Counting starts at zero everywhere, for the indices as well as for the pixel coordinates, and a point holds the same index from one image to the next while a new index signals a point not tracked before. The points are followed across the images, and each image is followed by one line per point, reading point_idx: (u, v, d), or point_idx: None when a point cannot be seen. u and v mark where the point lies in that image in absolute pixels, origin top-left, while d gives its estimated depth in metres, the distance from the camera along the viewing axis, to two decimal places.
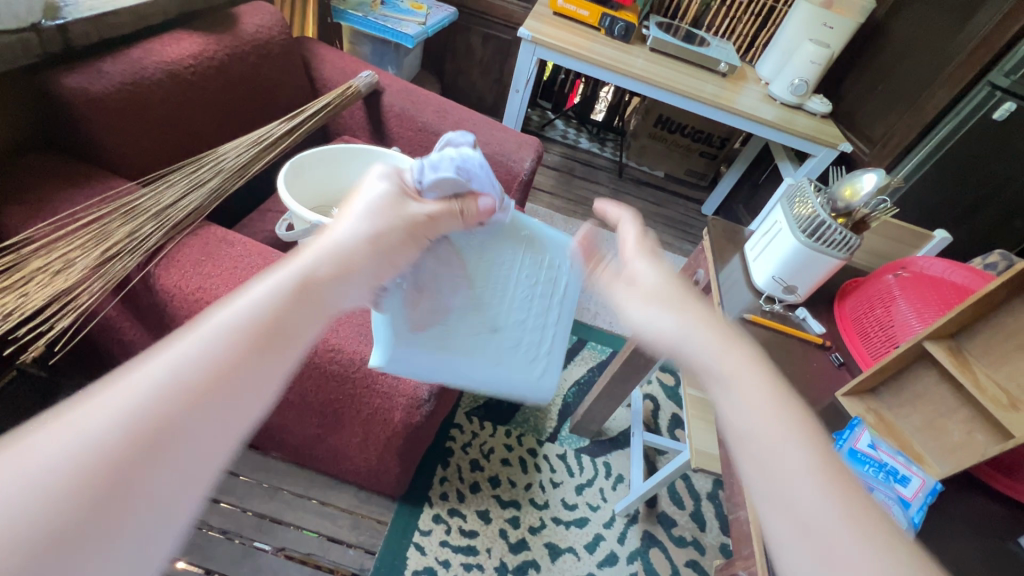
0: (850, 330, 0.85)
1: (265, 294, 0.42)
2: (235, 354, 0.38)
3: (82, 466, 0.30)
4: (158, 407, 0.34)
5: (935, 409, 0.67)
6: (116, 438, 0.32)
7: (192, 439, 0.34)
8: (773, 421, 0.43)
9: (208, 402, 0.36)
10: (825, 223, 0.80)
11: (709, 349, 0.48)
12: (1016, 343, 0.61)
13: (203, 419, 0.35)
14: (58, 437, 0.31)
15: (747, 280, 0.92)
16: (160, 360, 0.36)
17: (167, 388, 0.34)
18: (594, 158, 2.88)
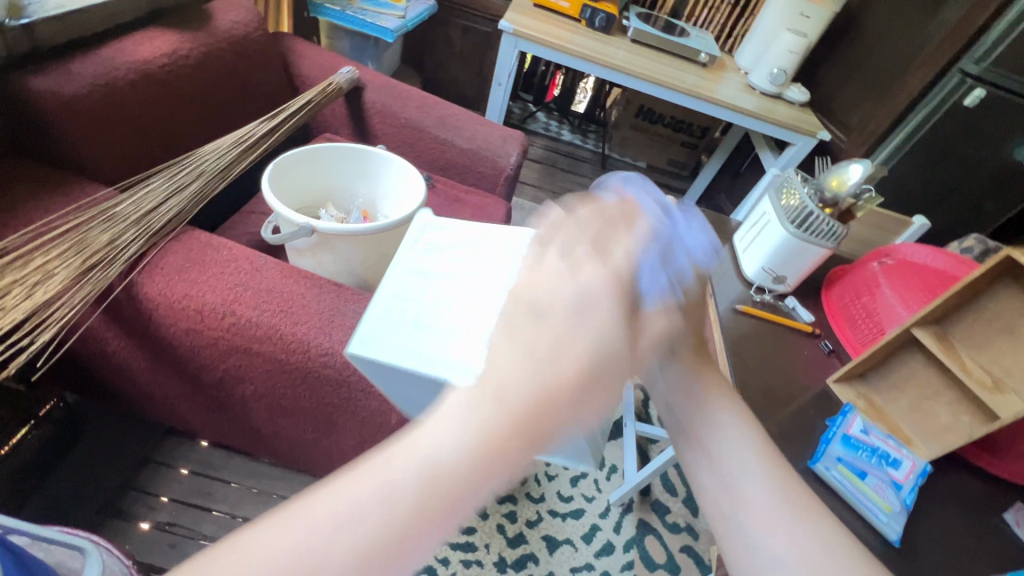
0: (838, 318, 0.86)
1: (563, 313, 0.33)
2: (509, 413, 0.29)
3: (337, 545, 0.26)
4: (418, 503, 0.27)
5: (922, 393, 0.69)
6: (363, 520, 0.27)
7: (459, 503, 0.28)
8: (762, 489, 0.38)
9: (460, 476, 0.28)
10: (812, 213, 0.81)
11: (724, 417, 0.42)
12: (1001, 329, 0.63)
13: (469, 508, 0.28)
14: (328, 510, 0.27)
15: (737, 271, 0.93)
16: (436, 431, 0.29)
17: (405, 473, 0.28)
18: (576, 151, 2.89)
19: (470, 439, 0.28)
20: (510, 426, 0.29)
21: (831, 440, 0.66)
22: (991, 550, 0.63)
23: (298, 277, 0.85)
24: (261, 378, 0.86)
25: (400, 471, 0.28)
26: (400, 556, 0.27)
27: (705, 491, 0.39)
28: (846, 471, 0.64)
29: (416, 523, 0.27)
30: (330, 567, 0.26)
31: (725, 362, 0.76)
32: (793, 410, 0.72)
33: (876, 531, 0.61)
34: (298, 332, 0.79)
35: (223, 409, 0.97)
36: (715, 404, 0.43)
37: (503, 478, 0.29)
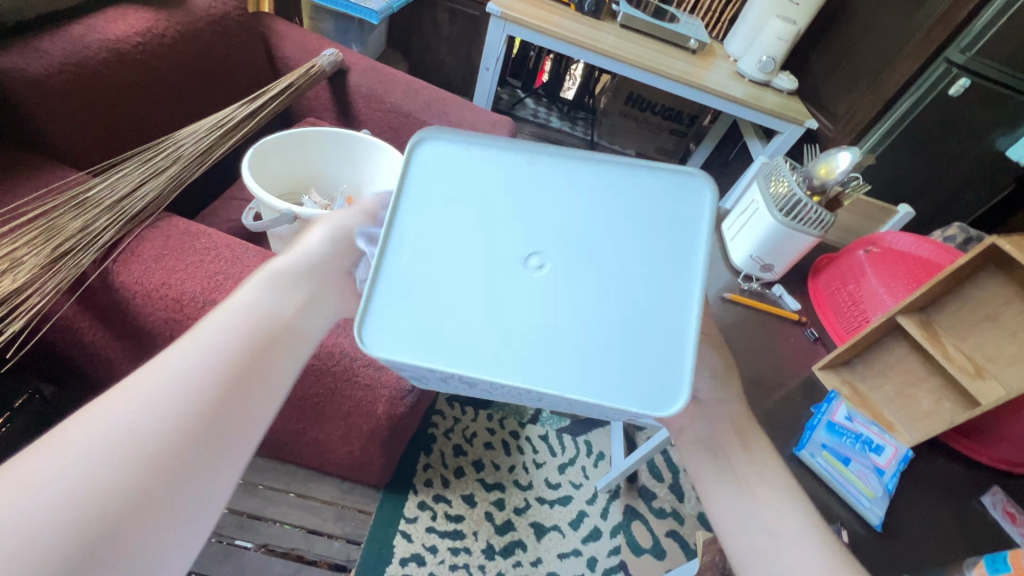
0: (824, 306, 0.87)
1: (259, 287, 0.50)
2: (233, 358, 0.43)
3: (134, 448, 0.36)
4: (191, 403, 0.40)
5: (905, 380, 0.70)
6: (157, 433, 0.37)
7: (225, 436, 0.40)
8: (747, 462, 0.54)
9: (215, 409, 0.41)
10: (801, 201, 0.80)
11: (713, 413, 0.58)
12: (984, 316, 0.63)
13: (242, 404, 0.42)
14: (109, 428, 0.36)
15: (725, 259, 0.93)
16: (152, 383, 0.40)
17: (182, 401, 0.39)
18: (565, 138, 2.87)
19: (214, 354, 0.43)
20: (234, 364, 0.43)
21: (816, 427, 0.68)
22: (968, 534, 0.64)
23: None
24: None
25: (171, 386, 0.40)
26: (204, 421, 0.40)
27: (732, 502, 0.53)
28: (830, 457, 0.66)
29: (198, 424, 0.39)
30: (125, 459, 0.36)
31: None
32: (779, 397, 0.73)
33: (860, 517, 0.62)
34: None
35: None
36: (705, 407, 0.58)
37: (253, 411, 0.43)
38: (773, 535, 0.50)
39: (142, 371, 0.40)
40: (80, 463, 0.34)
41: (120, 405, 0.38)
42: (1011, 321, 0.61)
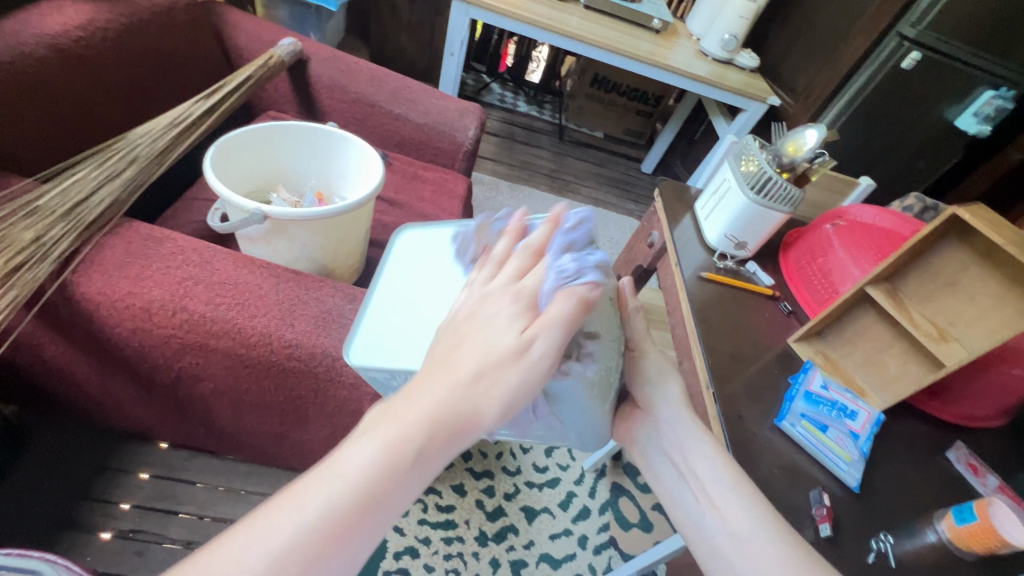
0: (796, 280, 0.90)
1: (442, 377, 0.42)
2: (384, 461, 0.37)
3: None
4: (324, 521, 0.35)
5: (875, 348, 0.73)
6: (280, 565, 0.33)
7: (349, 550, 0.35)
8: (694, 457, 0.58)
9: (342, 530, 0.35)
10: (770, 178, 0.82)
11: (671, 420, 0.61)
12: (944, 283, 0.66)
13: (365, 521, 0.36)
14: (224, 559, 0.33)
15: (700, 238, 0.94)
16: (284, 514, 0.35)
17: (306, 526, 0.34)
18: (533, 122, 2.86)
19: (367, 463, 0.37)
20: (366, 486, 0.36)
21: (795, 398, 0.69)
22: (935, 490, 0.68)
23: (253, 266, 0.81)
24: (222, 375, 0.82)
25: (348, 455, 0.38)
26: (329, 547, 0.35)
27: (682, 503, 0.57)
28: (809, 425, 0.67)
29: (371, 486, 0.37)
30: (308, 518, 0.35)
31: (694, 330, 0.78)
32: (758, 371, 0.75)
33: (837, 480, 0.65)
34: (259, 325, 0.75)
35: (181, 409, 0.92)
36: (661, 414, 0.61)
37: (383, 520, 0.37)
38: (727, 534, 0.52)
39: (316, 470, 0.37)
40: (259, 555, 0.33)
41: (287, 509, 0.35)
42: (970, 286, 0.64)
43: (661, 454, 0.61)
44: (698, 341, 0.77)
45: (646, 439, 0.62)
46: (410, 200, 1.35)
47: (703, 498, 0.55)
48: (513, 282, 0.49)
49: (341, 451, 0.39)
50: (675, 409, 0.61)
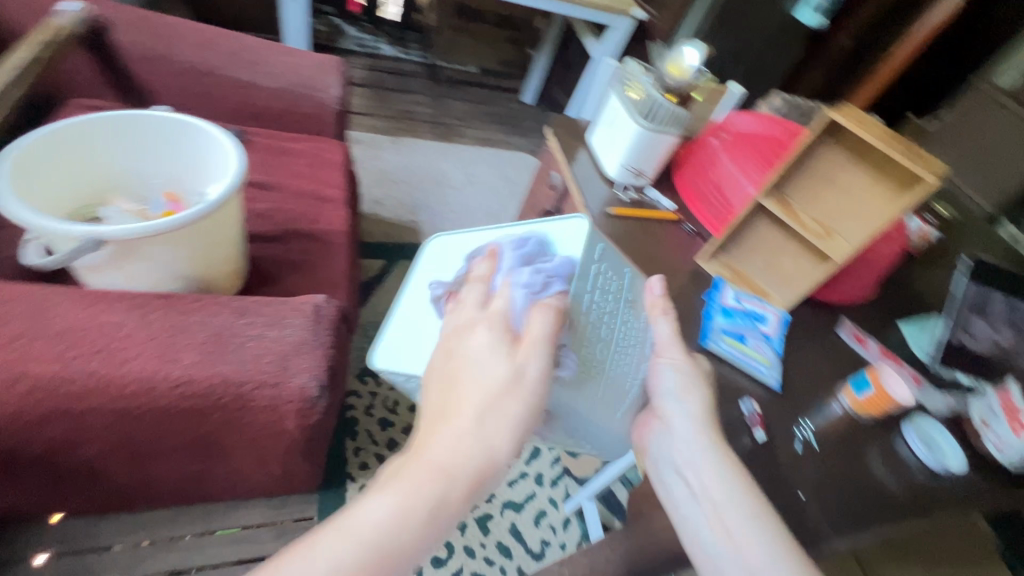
0: (695, 201, 0.92)
1: (465, 417, 0.47)
2: (407, 507, 0.44)
3: None
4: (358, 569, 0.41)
5: (773, 253, 0.78)
6: None
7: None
8: (710, 475, 0.57)
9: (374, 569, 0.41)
10: (656, 103, 0.82)
11: (683, 433, 0.60)
12: (824, 182, 0.70)
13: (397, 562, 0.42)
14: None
15: (599, 173, 0.93)
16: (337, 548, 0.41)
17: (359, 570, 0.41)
18: (401, 65, 2.65)
19: (389, 517, 0.43)
20: (410, 536, 0.43)
21: (714, 316, 0.74)
22: (834, 366, 0.77)
23: (104, 304, 0.68)
24: (105, 434, 0.71)
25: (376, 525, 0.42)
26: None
27: (688, 519, 0.57)
28: (731, 339, 0.72)
29: (383, 562, 0.42)
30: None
31: None
32: (676, 296, 0.78)
33: (761, 384, 0.70)
34: (134, 370, 0.66)
35: (63, 481, 0.78)
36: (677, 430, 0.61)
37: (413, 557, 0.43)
38: (733, 558, 0.52)
39: (347, 514, 0.43)
40: None
41: (335, 534, 0.42)
42: (846, 182, 0.69)
43: (672, 469, 0.60)
44: None
45: (657, 450, 0.62)
46: (284, 180, 1.20)
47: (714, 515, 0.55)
48: (508, 341, 0.51)
49: (365, 501, 0.44)
50: (690, 422, 0.61)
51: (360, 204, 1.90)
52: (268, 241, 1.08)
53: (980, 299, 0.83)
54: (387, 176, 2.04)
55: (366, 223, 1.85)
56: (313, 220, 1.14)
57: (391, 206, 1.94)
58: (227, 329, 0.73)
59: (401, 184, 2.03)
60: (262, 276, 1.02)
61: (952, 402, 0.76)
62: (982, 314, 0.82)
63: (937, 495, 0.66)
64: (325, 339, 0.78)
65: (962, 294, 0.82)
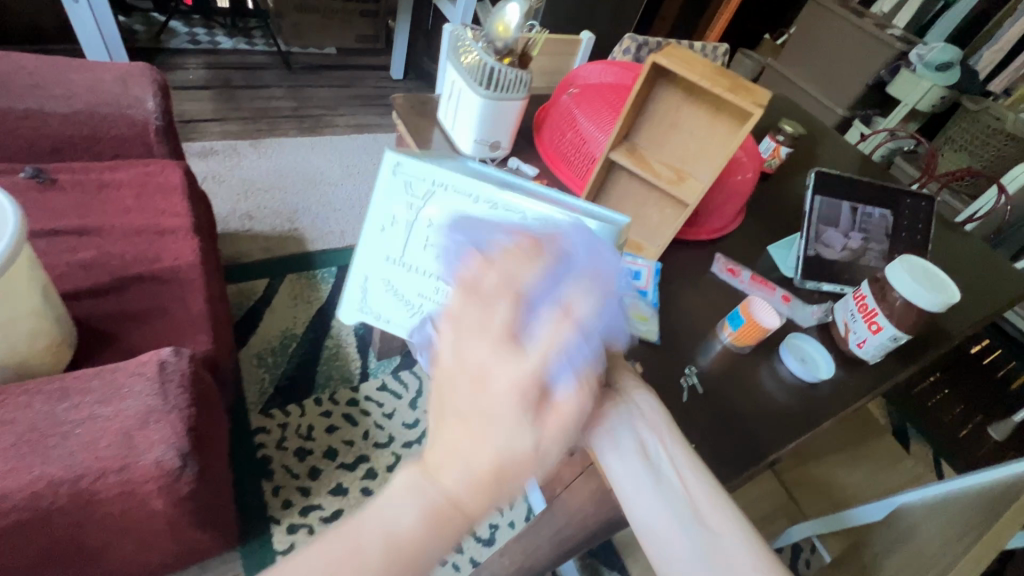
0: (557, 161, 0.88)
1: (460, 438, 0.37)
2: (408, 536, 0.37)
3: None
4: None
5: (637, 205, 0.77)
6: None
7: None
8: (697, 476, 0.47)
9: None
10: (491, 67, 0.75)
11: (663, 425, 0.50)
12: (670, 125, 0.69)
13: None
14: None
15: (455, 152, 0.86)
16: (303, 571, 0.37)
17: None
18: (247, 57, 2.39)
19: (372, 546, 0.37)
20: (383, 559, 0.37)
21: None
22: (713, 303, 0.78)
23: None
24: None
25: (488, 439, 0.36)
26: None
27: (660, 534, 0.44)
28: None
29: None
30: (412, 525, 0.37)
31: None
32: None
33: (642, 339, 0.69)
34: None
35: None
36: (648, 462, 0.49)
37: None
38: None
39: (347, 522, 0.38)
40: None
41: (333, 545, 0.37)
42: (689, 124, 0.67)
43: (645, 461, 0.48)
44: None
45: (612, 445, 0.49)
46: (109, 219, 1.03)
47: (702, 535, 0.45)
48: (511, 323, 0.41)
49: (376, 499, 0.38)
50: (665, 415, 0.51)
51: (229, 222, 1.72)
52: (101, 294, 0.93)
53: (832, 209, 0.87)
54: (255, 185, 1.85)
55: (240, 242, 1.68)
56: (153, 258, 0.99)
57: (265, 216, 1.77)
58: (47, 420, 0.63)
59: (272, 191, 1.85)
60: (101, 337, 0.88)
61: (819, 314, 0.81)
62: (834, 224, 0.87)
63: (816, 407, 0.70)
64: (178, 401, 0.69)
65: (815, 208, 0.86)
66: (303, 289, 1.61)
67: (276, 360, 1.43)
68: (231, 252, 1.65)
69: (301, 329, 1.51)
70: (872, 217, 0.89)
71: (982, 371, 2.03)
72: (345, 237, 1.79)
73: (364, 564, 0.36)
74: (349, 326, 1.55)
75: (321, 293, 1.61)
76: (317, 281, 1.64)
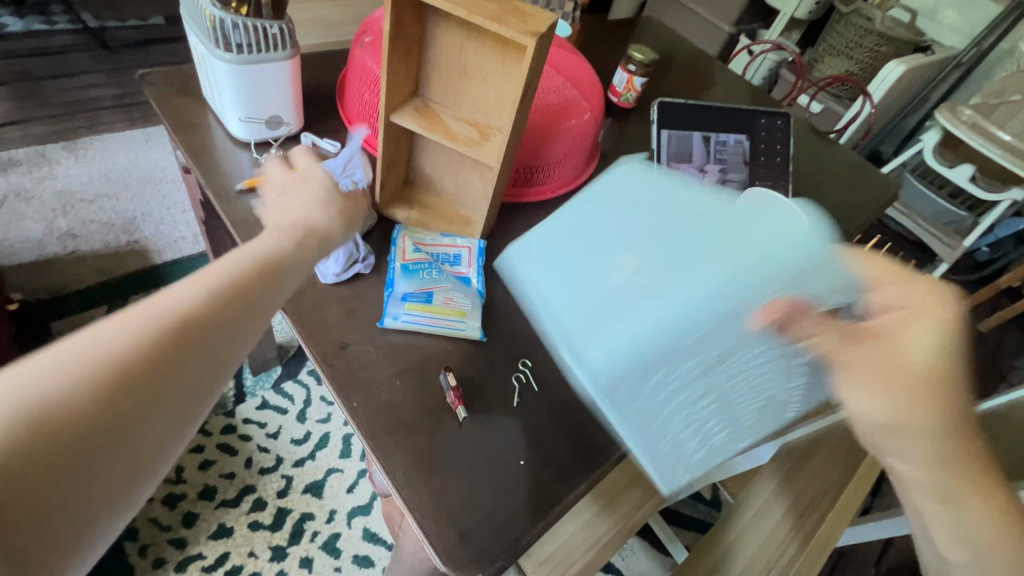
0: (361, 130, 0.73)
1: (239, 257, 0.44)
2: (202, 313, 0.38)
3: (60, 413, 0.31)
4: (140, 365, 0.35)
5: (456, 168, 0.65)
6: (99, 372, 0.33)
7: (166, 414, 0.36)
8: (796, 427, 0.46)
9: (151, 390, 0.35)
10: (223, 21, 0.58)
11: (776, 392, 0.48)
12: (459, 71, 0.56)
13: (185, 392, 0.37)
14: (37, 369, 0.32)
15: (229, 136, 0.69)
16: (107, 336, 0.34)
17: (140, 357, 0.35)
18: (47, 39, 1.99)
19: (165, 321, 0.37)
20: (181, 341, 0.37)
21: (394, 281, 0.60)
22: None
23: None
24: None
25: (156, 298, 0.37)
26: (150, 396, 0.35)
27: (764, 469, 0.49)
28: (415, 305, 0.59)
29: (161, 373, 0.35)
30: (76, 387, 0.32)
31: None
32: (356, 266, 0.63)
33: (466, 339, 0.59)
34: None
35: None
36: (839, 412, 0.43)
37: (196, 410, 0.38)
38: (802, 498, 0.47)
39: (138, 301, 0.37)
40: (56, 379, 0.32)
41: (120, 321, 0.36)
42: (478, 67, 0.54)
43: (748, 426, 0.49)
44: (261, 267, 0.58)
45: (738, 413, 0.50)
46: None
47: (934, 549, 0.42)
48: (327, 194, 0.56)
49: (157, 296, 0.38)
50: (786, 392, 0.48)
51: (45, 245, 1.44)
52: None
53: (682, 144, 0.78)
54: (76, 196, 1.56)
55: (65, 268, 1.42)
56: None
57: (94, 232, 1.50)
58: None
59: (100, 200, 1.57)
60: None
61: None
62: (687, 160, 0.78)
63: None
64: None
65: (663, 145, 0.77)
66: None
67: None
68: (55, 281, 1.39)
69: None
70: (726, 145, 0.81)
71: None
72: (200, 240, 1.56)
73: (149, 347, 0.35)
74: None
75: None
76: None
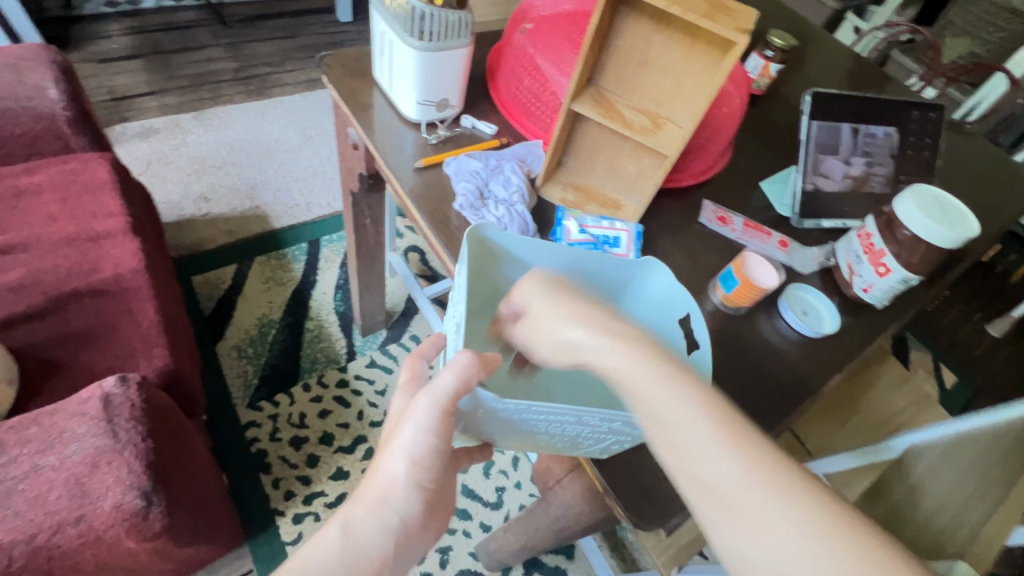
0: (515, 113, 0.77)
1: (413, 434, 0.48)
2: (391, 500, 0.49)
3: None
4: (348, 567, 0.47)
5: (612, 155, 0.68)
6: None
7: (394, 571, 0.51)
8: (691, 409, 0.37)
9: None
10: (417, 12, 0.63)
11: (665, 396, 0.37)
12: (637, 61, 0.58)
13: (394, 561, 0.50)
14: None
15: (399, 117, 0.75)
16: (321, 548, 0.47)
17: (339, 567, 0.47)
18: (174, 15, 2.16)
19: (370, 524, 0.49)
20: (375, 538, 0.49)
21: None
22: (704, 263, 0.71)
23: None
24: None
25: (368, 495, 0.50)
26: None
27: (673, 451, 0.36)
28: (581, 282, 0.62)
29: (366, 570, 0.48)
30: None
31: (430, 235, 0.64)
32: None
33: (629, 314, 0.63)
34: None
35: None
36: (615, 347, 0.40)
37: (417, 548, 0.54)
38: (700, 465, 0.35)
39: (366, 484, 0.50)
40: None
41: (360, 507, 0.49)
42: (660, 58, 0.57)
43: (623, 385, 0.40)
44: (435, 241, 0.63)
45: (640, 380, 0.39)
46: (35, 232, 0.94)
47: (705, 513, 0.34)
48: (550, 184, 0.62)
49: (376, 477, 0.50)
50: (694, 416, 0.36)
51: (182, 206, 1.60)
52: (36, 318, 0.85)
53: (830, 135, 0.77)
54: (206, 163, 1.71)
55: (199, 228, 1.57)
56: (91, 270, 0.91)
57: (222, 197, 1.64)
58: None
59: (226, 167, 1.72)
60: (48, 366, 0.82)
61: (820, 258, 0.73)
62: (833, 152, 0.77)
63: (819, 364, 0.65)
64: (129, 436, 0.63)
65: (812, 135, 0.76)
66: (275, 270, 1.52)
67: (255, 350, 1.38)
68: (192, 240, 1.54)
69: (278, 313, 1.44)
70: (875, 137, 0.79)
71: (984, 268, 1.98)
72: (312, 208, 1.68)
73: (349, 550, 0.48)
74: (328, 304, 1.48)
75: (294, 272, 1.52)
76: (288, 260, 1.55)
